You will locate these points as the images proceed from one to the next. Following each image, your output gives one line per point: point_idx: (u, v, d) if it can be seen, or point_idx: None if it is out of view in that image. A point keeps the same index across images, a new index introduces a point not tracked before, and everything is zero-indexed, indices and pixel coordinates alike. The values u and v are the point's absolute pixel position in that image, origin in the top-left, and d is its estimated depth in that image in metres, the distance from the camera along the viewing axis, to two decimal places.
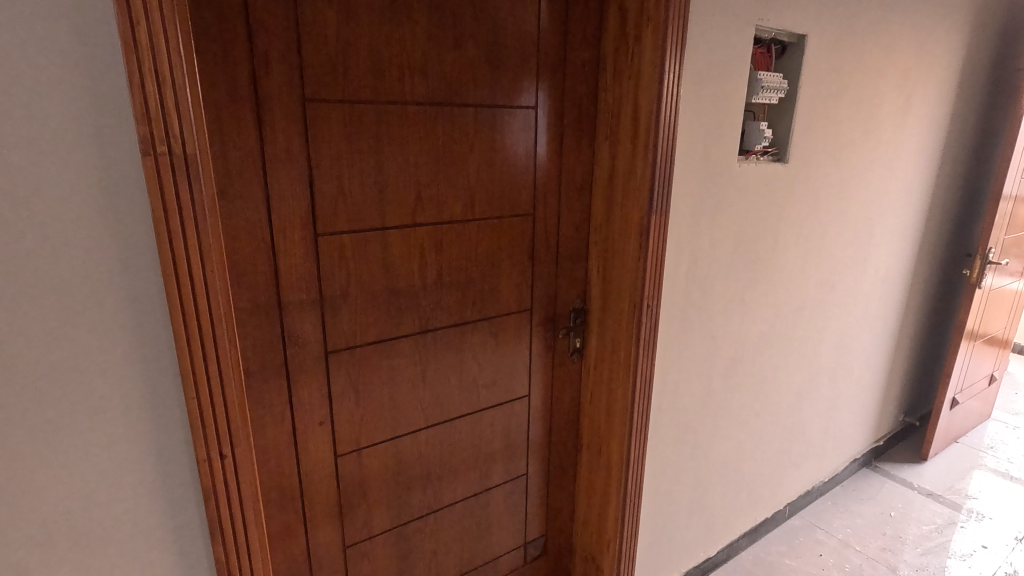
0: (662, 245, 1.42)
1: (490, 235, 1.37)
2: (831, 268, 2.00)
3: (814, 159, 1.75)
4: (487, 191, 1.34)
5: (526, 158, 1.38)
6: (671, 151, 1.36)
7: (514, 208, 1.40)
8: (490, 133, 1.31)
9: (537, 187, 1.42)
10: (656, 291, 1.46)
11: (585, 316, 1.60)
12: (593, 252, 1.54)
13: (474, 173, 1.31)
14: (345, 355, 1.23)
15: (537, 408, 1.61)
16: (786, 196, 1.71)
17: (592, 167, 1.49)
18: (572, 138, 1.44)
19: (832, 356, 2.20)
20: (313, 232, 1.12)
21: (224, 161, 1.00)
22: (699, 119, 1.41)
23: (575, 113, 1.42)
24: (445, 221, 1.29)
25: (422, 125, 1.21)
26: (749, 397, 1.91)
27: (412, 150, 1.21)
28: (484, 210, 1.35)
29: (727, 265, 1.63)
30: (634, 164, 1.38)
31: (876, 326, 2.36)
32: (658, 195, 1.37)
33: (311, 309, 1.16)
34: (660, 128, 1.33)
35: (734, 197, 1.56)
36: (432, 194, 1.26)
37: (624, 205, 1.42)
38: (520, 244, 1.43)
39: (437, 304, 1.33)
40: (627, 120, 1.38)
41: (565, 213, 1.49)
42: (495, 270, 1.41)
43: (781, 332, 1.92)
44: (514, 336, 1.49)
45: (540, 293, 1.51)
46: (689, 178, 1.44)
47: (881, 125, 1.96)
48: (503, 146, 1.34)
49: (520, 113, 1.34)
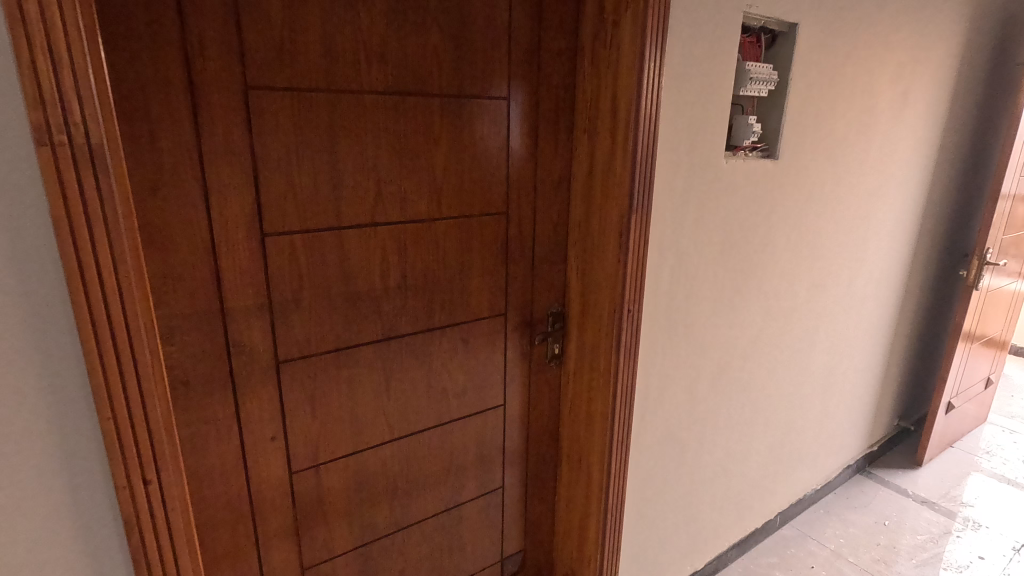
0: (644, 246, 1.34)
1: (460, 235, 1.28)
2: (823, 268, 1.92)
3: (805, 155, 1.67)
4: (455, 188, 1.25)
5: (498, 154, 1.29)
6: (652, 145, 1.27)
7: (486, 206, 1.31)
8: (458, 126, 1.22)
9: (511, 185, 1.33)
10: (637, 295, 1.37)
11: (564, 320, 1.52)
12: (572, 252, 1.45)
13: (441, 169, 1.22)
14: (299, 364, 1.14)
15: (513, 417, 1.52)
16: (776, 195, 1.63)
17: (571, 163, 1.40)
18: (548, 133, 1.35)
19: (825, 360, 2.13)
20: (260, 232, 1.03)
21: (154, 155, 0.90)
22: (683, 112, 1.32)
23: (552, 105, 1.34)
24: (409, 220, 1.20)
25: (381, 117, 1.11)
26: (738, 404, 1.83)
27: (371, 143, 1.11)
28: (453, 208, 1.26)
29: (714, 266, 1.54)
30: (613, 160, 1.29)
31: (870, 329, 2.28)
32: (640, 192, 1.28)
33: (259, 316, 1.07)
34: (641, 122, 1.24)
35: (721, 195, 1.48)
36: (393, 191, 1.17)
37: (603, 204, 1.34)
38: (492, 244, 1.34)
39: (401, 309, 1.24)
40: (606, 114, 1.29)
41: (542, 212, 1.40)
42: (466, 272, 1.32)
43: (771, 335, 1.84)
44: (487, 343, 1.41)
45: (515, 296, 1.42)
46: (672, 175, 1.35)
47: (876, 120, 1.87)
48: (472, 140, 1.25)
49: (491, 105, 1.26)
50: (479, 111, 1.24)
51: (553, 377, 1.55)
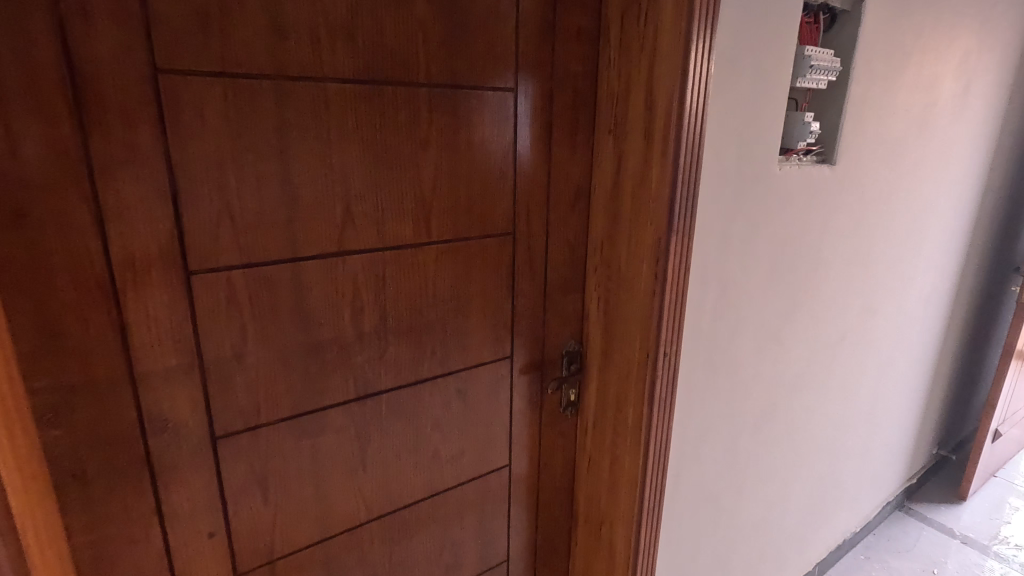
0: (685, 275, 1.08)
1: (455, 263, 1.02)
2: (875, 289, 1.67)
3: (863, 159, 1.41)
4: (448, 204, 0.98)
5: (502, 160, 1.03)
6: (698, 149, 1.01)
7: (487, 224, 1.04)
8: (452, 125, 0.95)
9: (517, 198, 1.06)
10: (675, 334, 1.11)
11: (581, 361, 1.25)
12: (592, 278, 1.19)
13: (430, 181, 0.95)
14: (244, 438, 0.87)
15: (520, 478, 1.25)
16: (831, 207, 1.38)
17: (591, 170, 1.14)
18: (563, 132, 1.08)
19: (871, 391, 1.88)
20: (184, 269, 0.76)
21: (17, 165, 0.63)
22: (734, 107, 1.06)
23: (569, 99, 1.07)
24: (390, 246, 0.93)
25: (349, 114, 0.85)
26: (780, 448, 1.58)
27: (336, 149, 0.84)
28: (445, 229, 0.99)
29: (761, 293, 1.28)
30: (648, 168, 1.03)
31: (916, 353, 2.03)
32: (681, 207, 1.02)
33: (186, 380, 0.80)
34: (685, 120, 0.98)
35: (772, 208, 1.22)
36: (367, 210, 0.90)
37: (634, 222, 1.07)
38: (495, 273, 1.08)
39: (380, 359, 0.97)
40: (639, 109, 1.03)
41: (556, 232, 1.13)
42: (462, 307, 1.05)
43: (817, 368, 1.58)
44: (489, 392, 1.14)
45: (522, 334, 1.16)
46: (719, 186, 1.09)
47: (938, 118, 1.62)
48: (470, 143, 0.98)
49: (494, 98, 0.99)
50: (478, 106, 0.97)
51: (567, 428, 1.29)
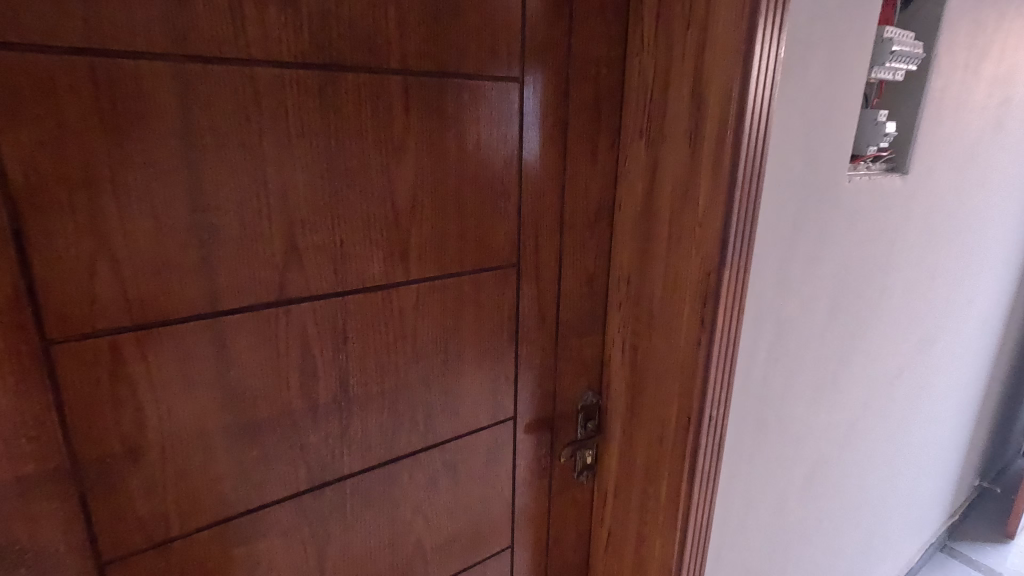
0: (737, 318, 0.84)
1: (442, 306, 0.78)
2: (936, 316, 1.44)
3: (935, 168, 1.18)
4: (433, 232, 0.75)
5: (503, 172, 0.79)
6: (760, 159, 0.77)
7: (483, 254, 0.80)
8: (438, 127, 0.71)
9: (522, 220, 0.83)
10: (723, 392, 0.87)
11: (600, 417, 1.02)
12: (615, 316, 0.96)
13: (408, 201, 0.71)
14: (147, 557, 0.63)
15: (525, 561, 1.02)
16: (899, 226, 1.14)
17: (616, 183, 0.91)
18: (581, 135, 0.85)
19: (923, 429, 1.64)
20: (41, 337, 0.52)
21: None
22: (803, 104, 0.82)
23: (588, 92, 0.83)
24: (355, 290, 0.70)
25: (293, 112, 0.61)
26: (828, 504, 1.35)
27: (272, 160, 0.61)
28: (429, 264, 0.75)
29: (820, 332, 1.05)
30: (694, 182, 0.79)
31: (969, 382, 1.80)
32: (738, 234, 0.78)
33: (52, 491, 0.56)
34: (748, 121, 0.74)
35: (838, 231, 0.98)
36: (321, 242, 0.66)
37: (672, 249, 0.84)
38: (494, 316, 0.84)
39: (342, 436, 0.73)
40: (683, 105, 0.79)
41: (571, 261, 0.90)
42: (453, 361, 0.81)
43: (872, 411, 1.35)
44: (486, 463, 0.90)
45: (528, 388, 0.92)
46: (780, 206, 0.85)
47: (1013, 117, 1.38)
48: (462, 150, 0.74)
49: (494, 91, 0.75)
50: (473, 101, 0.74)
51: (582, 497, 1.06)
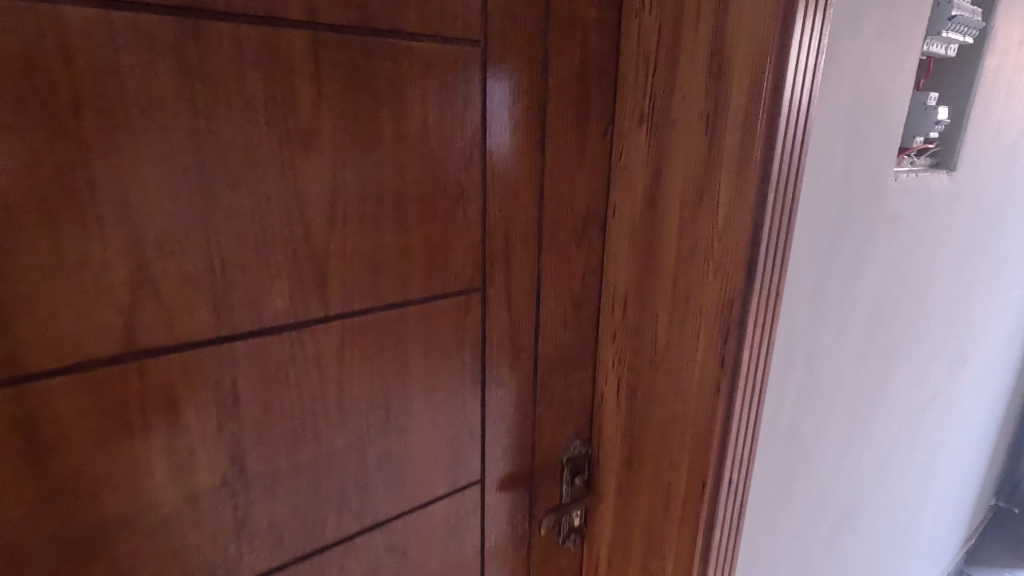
0: (766, 357, 0.65)
1: (381, 347, 0.59)
2: (970, 333, 1.26)
3: (982, 164, 1.00)
4: (364, 250, 0.55)
5: (461, 169, 0.59)
6: (800, 150, 0.58)
7: (435, 277, 0.61)
8: (366, 107, 0.52)
9: (487, 231, 0.63)
10: (747, 449, 0.69)
11: (591, 470, 0.84)
12: (609, 348, 0.77)
13: (325, 210, 0.51)
14: None
15: None
16: (944, 233, 0.96)
17: (608, 182, 0.72)
18: (563, 122, 0.66)
19: (949, 456, 1.48)
20: None
21: None
22: (853, 80, 0.63)
23: (572, 65, 0.64)
24: (249, 334, 0.50)
25: (131, 80, 0.41)
26: (852, 552, 1.17)
27: (101, 150, 0.41)
28: (360, 293, 0.56)
29: (855, 362, 0.87)
30: (713, 183, 0.60)
31: (995, 400, 1.64)
32: (770, 251, 0.59)
33: None
34: (789, 101, 0.54)
35: (881, 241, 0.80)
36: (191, 270, 0.46)
37: (682, 269, 0.65)
38: (453, 357, 0.65)
39: (239, 528, 0.54)
40: (697, 81, 0.60)
41: (552, 281, 0.71)
42: (398, 417, 0.62)
43: (902, 444, 1.18)
44: (447, 538, 0.71)
45: (499, 443, 0.73)
46: (819, 213, 0.66)
47: None
48: (403, 140, 0.55)
49: (444, 58, 0.55)
50: (417, 71, 0.54)
51: (569, 565, 0.87)
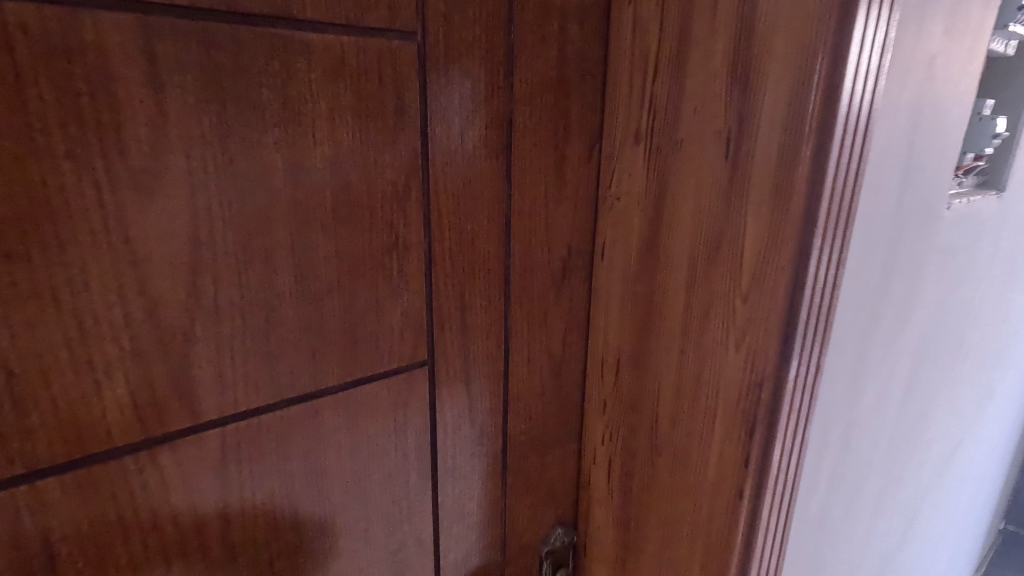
0: (800, 447, 0.50)
1: (281, 455, 0.43)
2: (1000, 365, 1.13)
3: None
4: (253, 326, 0.39)
5: (395, 208, 0.44)
6: (854, 182, 0.43)
7: (362, 354, 0.45)
8: (245, 127, 0.35)
9: (434, 288, 0.48)
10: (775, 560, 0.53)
11: (575, 561, 0.68)
12: (597, 420, 0.62)
13: (185, 277, 0.35)
14: None
15: None
16: (988, 264, 0.82)
17: (595, 216, 0.56)
18: (536, 141, 0.50)
19: (970, 495, 1.34)
20: None
21: None
22: (916, 85, 0.48)
23: (547, 66, 0.49)
24: (69, 463, 0.34)
25: None
26: None
27: None
28: (252, 385, 0.40)
29: (893, 424, 0.72)
30: (736, 226, 0.45)
31: (1013, 428, 1.51)
32: (813, 317, 0.44)
33: None
34: (846, 117, 0.39)
35: (929, 281, 0.65)
36: None
37: (693, 333, 0.50)
38: (393, 450, 0.49)
39: None
40: (713, 89, 0.44)
41: (523, 340, 0.56)
42: (314, 540, 0.46)
43: (932, 497, 1.03)
44: None
45: (459, 548, 0.57)
46: (866, 258, 0.51)
47: None
48: (306, 171, 0.39)
49: (364, 55, 0.39)
50: (322, 75, 0.38)
51: None
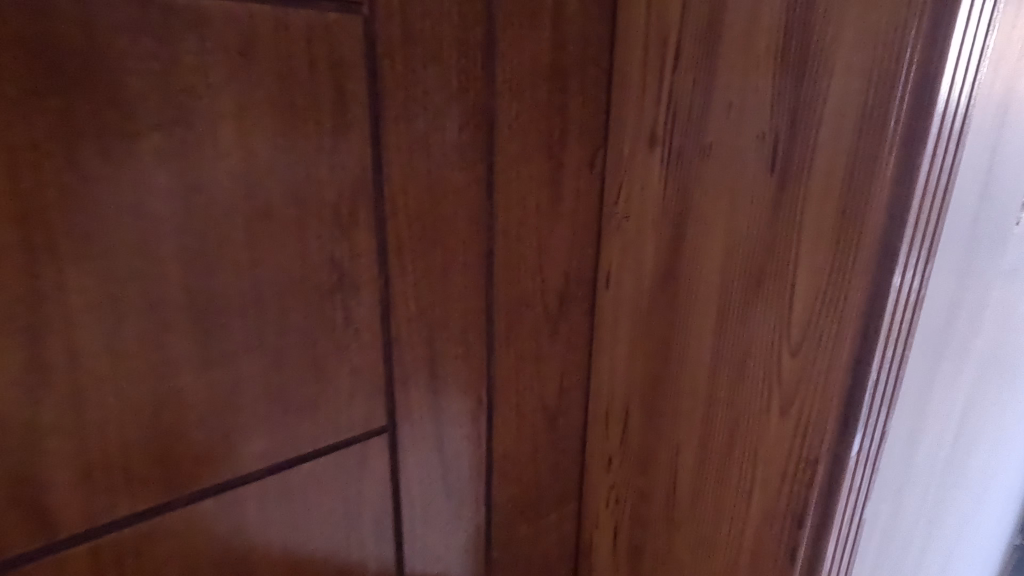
0: (856, 531, 0.40)
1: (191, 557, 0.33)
2: None
3: None
4: (142, 405, 0.29)
5: (339, 236, 0.33)
6: (943, 206, 0.33)
7: (299, 426, 0.34)
8: (110, 137, 0.25)
9: (396, 339, 0.37)
10: None
11: None
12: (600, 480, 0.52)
13: (21, 348, 0.25)
14: None
15: None
16: None
17: (598, 241, 0.46)
18: (525, 150, 0.40)
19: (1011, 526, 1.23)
20: None
21: None
22: (1011, 78, 0.37)
23: (539, 56, 0.38)
24: None
25: None
26: None
27: None
28: (145, 483, 0.30)
29: (942, 469, 0.62)
30: (781, 262, 0.35)
31: None
32: (884, 379, 0.34)
33: None
34: (940, 120, 0.29)
35: (992, 308, 0.55)
36: None
37: (724, 392, 0.40)
38: (349, 540, 0.39)
39: None
40: (753, 83, 0.34)
41: (512, 392, 0.45)
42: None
43: (973, 536, 0.93)
44: None
45: None
46: (936, 290, 0.41)
47: None
48: (211, 198, 0.28)
49: (289, 37, 0.29)
50: (228, 65, 0.27)
51: None
